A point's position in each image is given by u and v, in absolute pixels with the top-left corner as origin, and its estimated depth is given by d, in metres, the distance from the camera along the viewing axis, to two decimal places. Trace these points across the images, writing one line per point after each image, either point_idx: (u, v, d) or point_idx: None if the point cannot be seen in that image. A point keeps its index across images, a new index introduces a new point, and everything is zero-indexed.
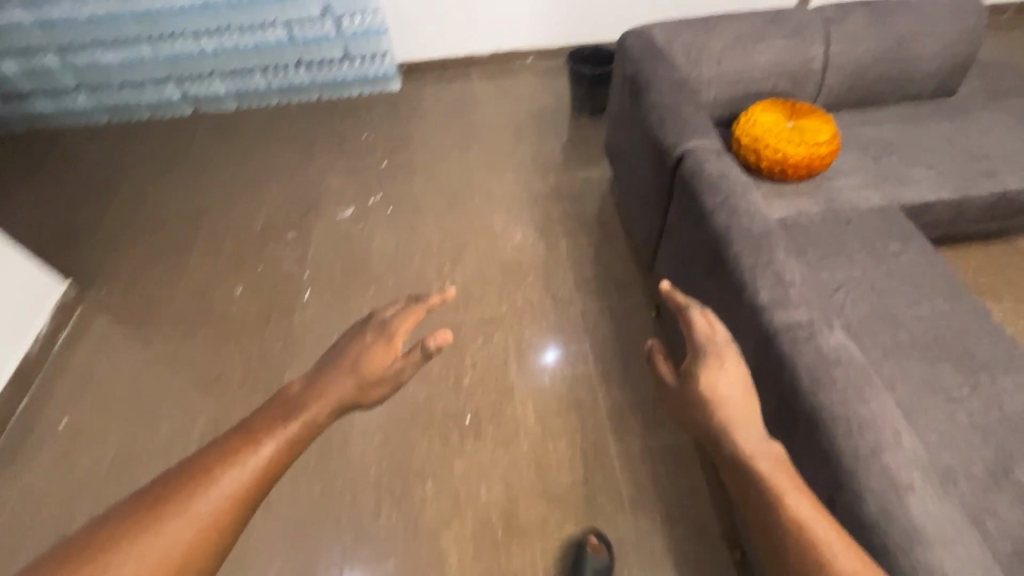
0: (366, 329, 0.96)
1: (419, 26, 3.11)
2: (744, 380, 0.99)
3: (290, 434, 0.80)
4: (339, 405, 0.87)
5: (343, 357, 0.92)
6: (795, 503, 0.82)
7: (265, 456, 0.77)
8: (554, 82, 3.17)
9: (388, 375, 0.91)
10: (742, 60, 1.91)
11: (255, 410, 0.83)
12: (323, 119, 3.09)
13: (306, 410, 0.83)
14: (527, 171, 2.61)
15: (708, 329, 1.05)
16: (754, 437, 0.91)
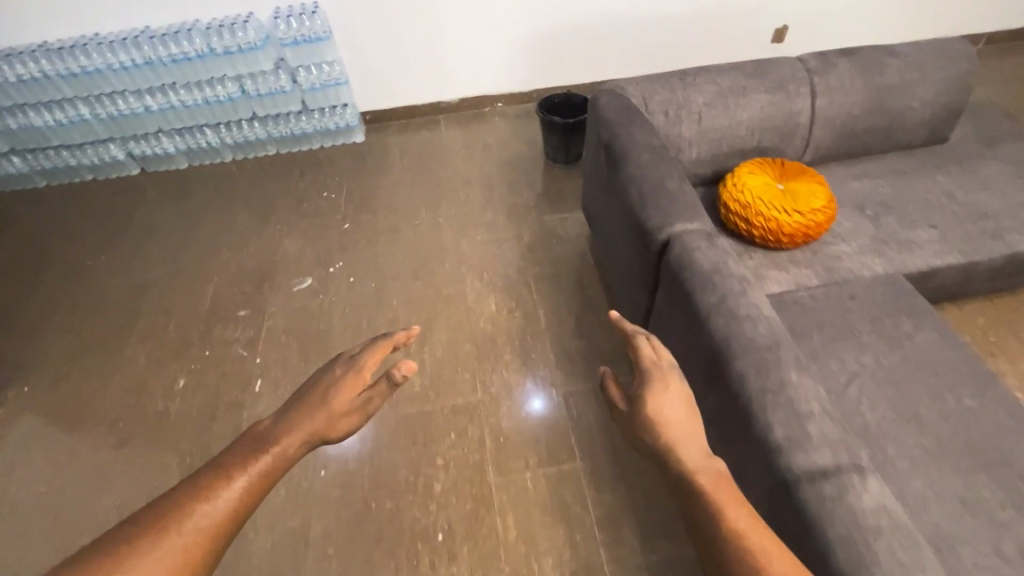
0: (336, 365, 1.06)
1: (381, 74, 2.95)
2: (687, 401, 1.03)
3: (266, 464, 0.90)
4: (309, 437, 0.96)
5: (313, 392, 1.02)
6: (737, 519, 0.86)
7: (247, 479, 0.88)
8: (527, 128, 3.02)
9: (354, 407, 1.00)
10: (724, 117, 1.77)
11: (232, 444, 0.94)
12: (280, 176, 2.88)
13: (280, 441, 0.93)
14: (500, 229, 2.43)
15: (652, 354, 1.09)
16: (697, 456, 0.95)
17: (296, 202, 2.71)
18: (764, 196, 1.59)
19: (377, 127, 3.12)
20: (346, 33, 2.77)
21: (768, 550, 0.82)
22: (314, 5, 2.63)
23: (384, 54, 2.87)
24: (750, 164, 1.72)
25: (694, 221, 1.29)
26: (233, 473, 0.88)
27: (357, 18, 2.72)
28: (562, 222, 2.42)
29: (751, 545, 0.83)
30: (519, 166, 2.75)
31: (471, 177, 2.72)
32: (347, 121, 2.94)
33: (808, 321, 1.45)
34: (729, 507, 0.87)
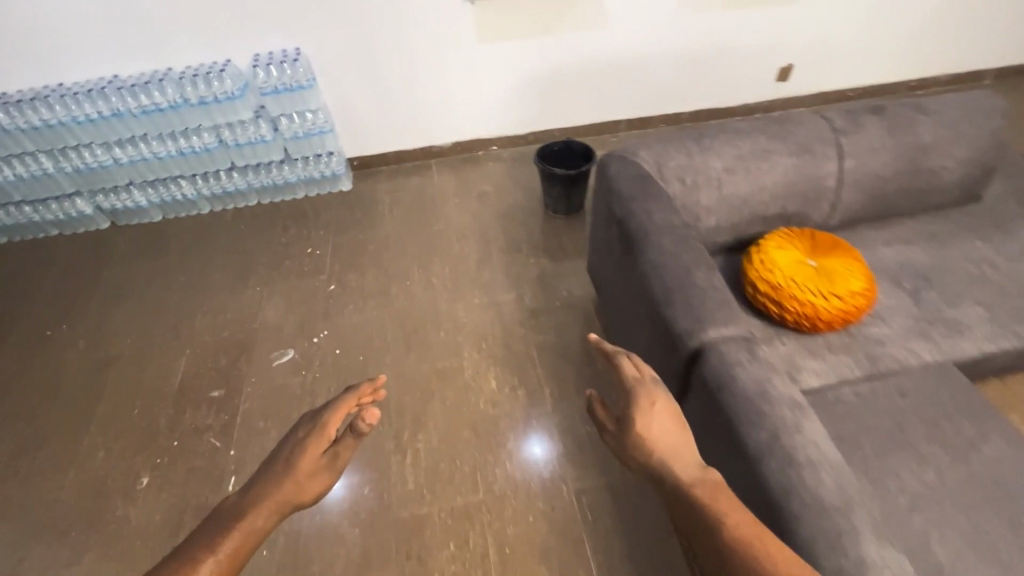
0: (302, 428, 1.11)
1: (369, 119, 2.78)
2: (675, 415, 1.05)
3: (249, 520, 0.95)
4: (280, 505, 0.99)
5: (280, 459, 1.06)
6: (735, 522, 0.89)
7: (229, 538, 0.92)
8: (524, 173, 2.86)
9: (322, 467, 1.05)
10: (745, 183, 1.61)
11: (201, 522, 0.96)
12: (261, 229, 2.69)
13: (257, 501, 0.98)
14: (498, 290, 2.25)
15: (635, 371, 1.11)
16: (691, 469, 0.98)
17: (278, 259, 2.53)
18: (797, 275, 1.43)
19: (366, 173, 2.94)
20: (331, 77, 2.61)
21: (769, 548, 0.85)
22: (296, 50, 2.48)
23: (372, 98, 2.72)
24: (774, 235, 1.56)
25: (724, 327, 1.13)
26: (215, 534, 0.92)
27: (343, 62, 2.57)
28: (565, 281, 2.25)
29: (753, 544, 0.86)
30: (517, 216, 2.58)
31: (466, 230, 2.55)
32: (333, 169, 2.76)
33: (852, 426, 1.28)
34: (728, 512, 0.90)
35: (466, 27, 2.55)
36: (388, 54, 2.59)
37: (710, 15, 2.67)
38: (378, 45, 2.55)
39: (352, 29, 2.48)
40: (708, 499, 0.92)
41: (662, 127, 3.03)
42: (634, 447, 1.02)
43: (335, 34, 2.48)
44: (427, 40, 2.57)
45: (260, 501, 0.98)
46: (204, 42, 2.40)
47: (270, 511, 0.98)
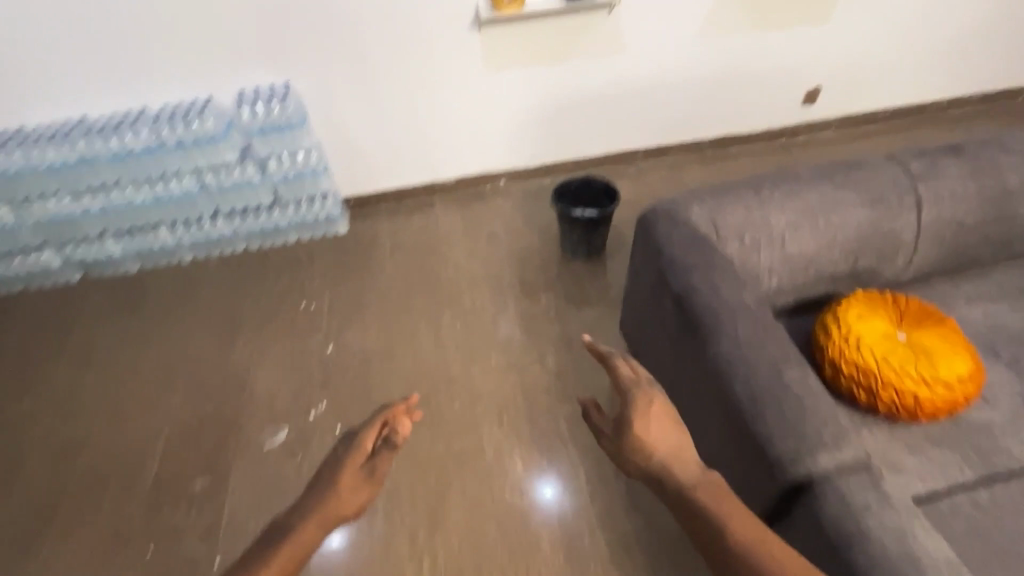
0: (343, 447, 1.28)
1: (366, 155, 2.55)
2: (670, 415, 1.15)
3: (302, 530, 1.10)
4: (327, 517, 1.14)
5: (325, 477, 1.23)
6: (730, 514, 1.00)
7: (287, 545, 1.07)
8: (534, 210, 2.64)
9: (361, 479, 1.21)
10: (812, 241, 1.39)
11: (263, 536, 1.12)
12: (248, 280, 2.44)
13: (309, 513, 1.14)
14: (517, 349, 2.01)
15: (632, 376, 1.20)
16: (692, 469, 1.07)
17: (269, 316, 2.28)
18: (887, 354, 1.20)
19: (363, 213, 2.70)
20: (324, 113, 2.38)
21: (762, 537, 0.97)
22: (285, 86, 2.25)
23: (369, 133, 2.49)
24: (852, 297, 1.33)
25: (834, 458, 0.97)
26: (274, 543, 1.08)
27: (337, 96, 2.34)
28: (591, 338, 2.02)
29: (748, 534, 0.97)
30: (531, 260, 2.35)
31: (476, 277, 2.31)
32: (327, 212, 2.52)
33: (968, 552, 1.07)
34: (726, 508, 1.01)
35: (471, 57, 2.33)
36: (386, 86, 2.36)
37: (734, 37, 2.47)
38: (376, 77, 2.33)
39: (346, 61, 2.26)
40: (707, 497, 1.03)
41: (681, 155, 2.82)
42: (635, 452, 1.12)
43: (328, 67, 2.26)
44: (429, 71, 2.35)
45: (311, 513, 1.14)
46: (182, 79, 2.16)
47: (320, 521, 1.13)
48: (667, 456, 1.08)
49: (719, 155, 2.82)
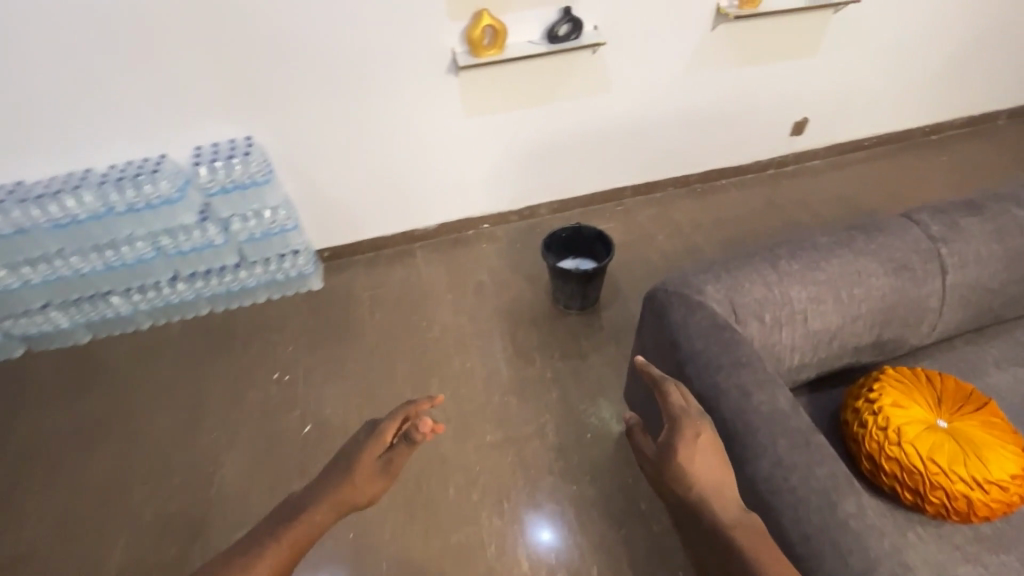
0: (366, 435, 1.25)
1: (339, 204, 2.37)
2: (719, 448, 0.99)
3: (311, 513, 1.12)
4: (336, 506, 1.15)
5: (343, 464, 1.21)
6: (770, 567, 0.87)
7: (295, 527, 1.10)
8: (522, 257, 2.49)
9: (375, 471, 1.19)
10: (837, 315, 1.28)
11: (271, 518, 1.13)
12: (215, 348, 2.23)
13: (320, 495, 1.16)
14: (515, 420, 1.86)
15: (682, 402, 1.03)
16: (732, 507, 0.93)
17: (240, 391, 2.08)
18: (934, 445, 1.09)
19: (338, 265, 2.53)
20: (292, 164, 2.20)
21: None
22: (248, 139, 2.07)
23: (342, 182, 2.32)
24: (883, 379, 1.23)
25: None
26: (285, 526, 1.10)
27: (305, 147, 2.17)
28: (593, 403, 1.89)
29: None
30: (523, 315, 2.20)
31: (464, 337, 2.15)
32: (300, 269, 2.34)
33: None
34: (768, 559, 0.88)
35: (449, 102, 2.18)
36: (359, 135, 2.20)
37: (722, 72, 2.38)
38: (347, 126, 2.16)
39: (315, 111, 2.09)
40: (751, 544, 0.89)
41: (670, 190, 2.72)
42: (675, 481, 0.95)
43: (295, 117, 2.08)
44: (405, 117, 2.19)
45: (322, 498, 1.15)
46: (130, 137, 1.95)
47: (329, 506, 1.14)
48: (708, 490, 0.94)
49: (709, 189, 2.73)
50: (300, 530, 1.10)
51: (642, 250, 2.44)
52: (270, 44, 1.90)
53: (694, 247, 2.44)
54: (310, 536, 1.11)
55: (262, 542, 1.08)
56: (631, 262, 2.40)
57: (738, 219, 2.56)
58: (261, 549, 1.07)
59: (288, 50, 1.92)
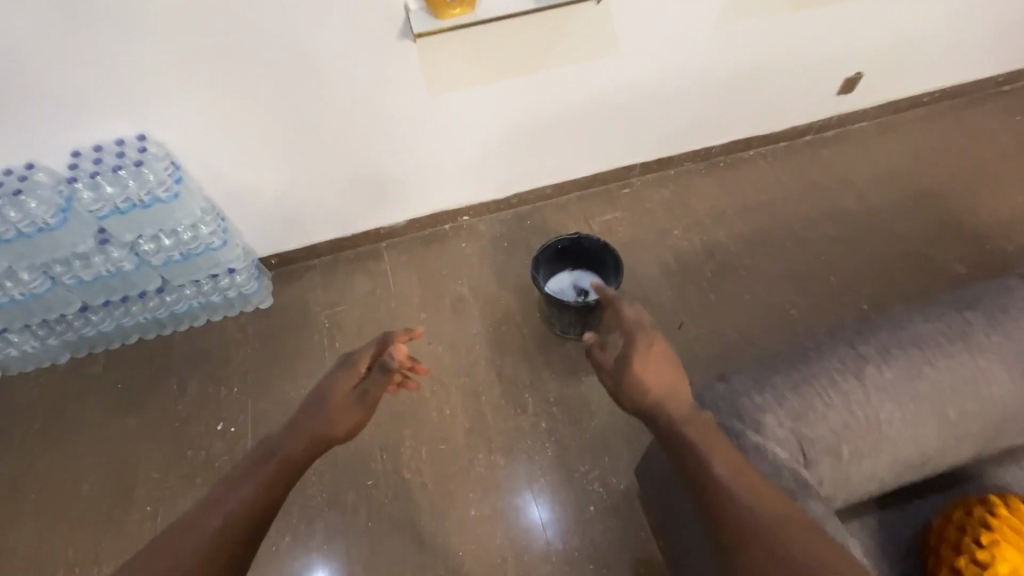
0: (340, 370, 1.20)
1: (285, 206, 1.92)
2: (674, 359, 0.99)
3: (290, 443, 1.05)
4: (315, 439, 1.07)
5: (318, 397, 1.15)
6: (727, 468, 0.81)
7: (277, 457, 1.01)
8: (509, 261, 2.08)
9: (351, 404, 1.15)
10: (939, 439, 0.92)
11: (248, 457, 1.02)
12: (147, 390, 1.87)
13: (296, 425, 1.09)
14: (503, 488, 1.58)
15: (636, 315, 1.07)
16: (686, 406, 0.91)
17: (181, 447, 1.76)
18: None
19: (289, 275, 2.11)
20: (216, 164, 1.72)
21: (767, 503, 0.78)
22: (141, 138, 1.57)
23: (285, 181, 1.85)
24: (997, 531, 0.90)
25: None
26: (264, 455, 1.02)
27: (229, 142, 1.68)
28: (594, 464, 1.59)
29: (749, 493, 0.78)
30: (511, 341, 1.84)
31: (441, 372, 1.80)
32: (240, 289, 1.95)
33: None
34: (726, 462, 0.82)
35: (412, 77, 1.67)
36: (299, 123, 1.71)
37: (761, 21, 1.83)
38: (282, 114, 1.67)
39: (228, 97, 1.57)
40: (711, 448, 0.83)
41: (686, 166, 2.24)
42: (630, 385, 0.95)
43: (209, 107, 1.58)
44: (355, 98, 1.69)
45: (300, 427, 1.08)
46: None
47: (306, 434, 1.07)
48: (663, 395, 0.93)
49: (734, 163, 2.25)
50: (281, 461, 1.01)
51: (653, 251, 2.03)
52: (154, 13, 1.36)
53: (717, 245, 2.02)
54: (293, 469, 1.02)
55: (246, 473, 0.99)
56: (640, 267, 1.99)
57: (768, 204, 2.11)
58: (243, 481, 0.97)
59: (182, 19, 1.39)
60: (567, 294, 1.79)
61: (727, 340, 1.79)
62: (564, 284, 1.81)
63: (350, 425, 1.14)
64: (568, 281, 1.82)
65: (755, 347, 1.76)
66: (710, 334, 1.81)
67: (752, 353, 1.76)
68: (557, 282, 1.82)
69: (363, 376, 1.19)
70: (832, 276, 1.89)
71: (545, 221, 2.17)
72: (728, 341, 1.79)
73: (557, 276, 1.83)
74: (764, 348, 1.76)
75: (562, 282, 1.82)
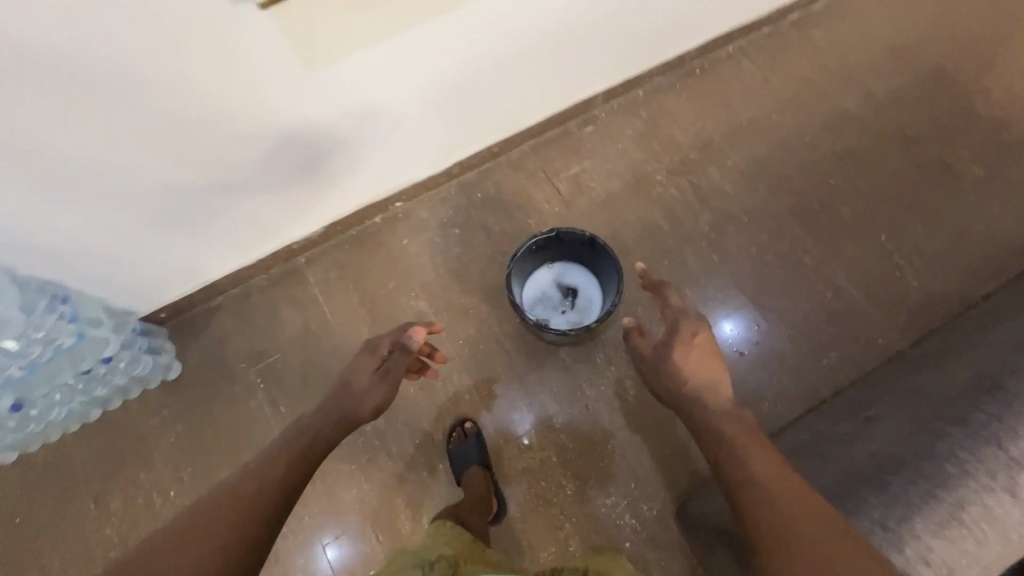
0: (364, 353, 1.18)
1: (206, 212, 1.36)
2: (717, 354, 1.05)
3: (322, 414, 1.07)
4: (341, 420, 1.07)
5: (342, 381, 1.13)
6: (763, 469, 0.84)
7: (305, 435, 1.02)
8: (467, 255, 1.66)
9: (374, 384, 1.13)
10: None
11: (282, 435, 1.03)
12: (57, 517, 1.49)
13: (323, 406, 1.09)
14: (523, 540, 1.38)
15: (680, 303, 1.11)
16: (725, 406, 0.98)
17: None
18: None
19: (191, 328, 1.63)
20: (112, 166, 1.12)
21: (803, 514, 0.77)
22: None
23: (180, 213, 1.32)
24: None
25: None
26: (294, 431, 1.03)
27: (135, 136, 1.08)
28: (618, 490, 1.40)
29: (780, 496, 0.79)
30: (494, 363, 1.53)
31: (422, 419, 1.50)
32: (128, 373, 1.52)
33: None
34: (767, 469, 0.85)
35: (420, 30, 1.15)
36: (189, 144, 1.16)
37: None
38: (196, 115, 1.10)
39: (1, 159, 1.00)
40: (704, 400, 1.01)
41: (658, 82, 1.78)
42: (671, 374, 1.04)
43: (108, 85, 0.97)
44: (340, 68, 1.15)
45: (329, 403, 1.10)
46: None
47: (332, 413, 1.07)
48: (701, 384, 1.02)
49: (715, 66, 1.79)
50: (307, 439, 1.01)
51: (637, 210, 1.67)
52: None
53: (710, 187, 1.67)
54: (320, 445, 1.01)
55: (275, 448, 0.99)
56: (625, 235, 1.65)
57: (762, 119, 1.73)
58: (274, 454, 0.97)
59: None
60: (553, 305, 1.46)
61: (739, 312, 1.54)
62: (545, 291, 1.47)
63: (376, 405, 1.13)
64: (548, 285, 1.47)
65: (772, 312, 1.53)
66: (720, 304, 1.55)
67: (769, 321, 1.53)
68: (537, 292, 1.47)
69: (384, 355, 1.15)
70: (844, 208, 1.63)
71: (499, 189, 1.72)
72: (740, 312, 1.54)
73: (533, 284, 1.47)
74: (781, 312, 1.53)
75: (542, 290, 1.47)
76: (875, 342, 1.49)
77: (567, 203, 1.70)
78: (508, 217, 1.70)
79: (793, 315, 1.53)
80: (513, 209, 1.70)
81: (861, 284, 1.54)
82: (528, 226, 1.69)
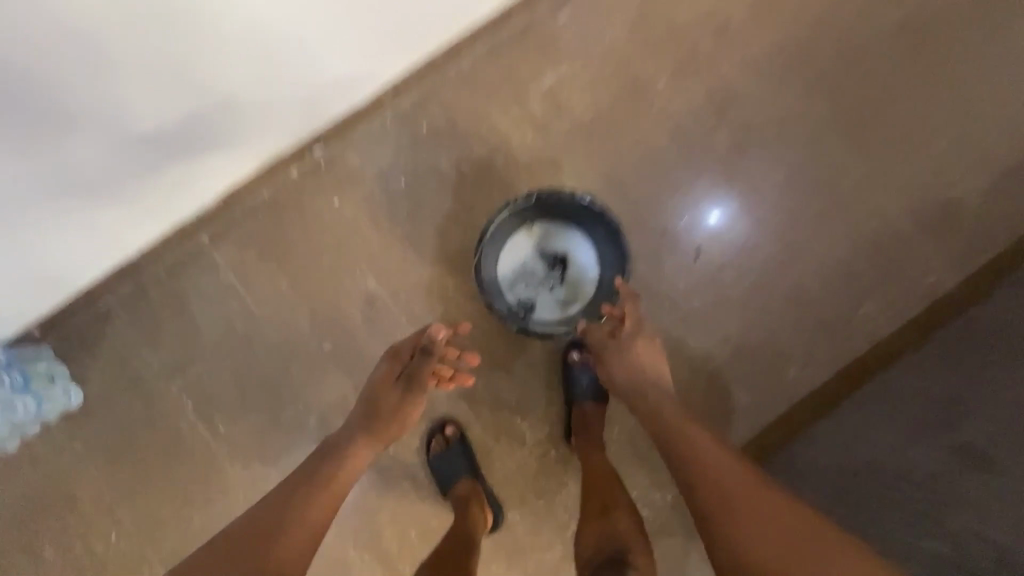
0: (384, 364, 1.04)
1: (60, 83, 0.78)
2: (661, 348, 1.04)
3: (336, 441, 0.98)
4: (366, 451, 0.97)
5: (367, 403, 1.01)
6: (732, 478, 0.79)
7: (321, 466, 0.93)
8: (421, 214, 1.29)
9: (401, 401, 1.01)
10: None
11: (304, 468, 0.93)
12: None
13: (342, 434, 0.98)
14: (525, 547, 1.22)
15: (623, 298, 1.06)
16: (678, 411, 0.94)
17: None
18: None
19: (84, 342, 1.28)
20: None
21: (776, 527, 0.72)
22: None
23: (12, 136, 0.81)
24: None
25: None
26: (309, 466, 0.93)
27: None
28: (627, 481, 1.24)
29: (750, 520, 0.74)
30: (472, 351, 1.24)
31: None
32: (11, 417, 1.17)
33: None
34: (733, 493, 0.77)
35: None
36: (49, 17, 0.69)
37: None
38: None
39: None
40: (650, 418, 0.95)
41: None
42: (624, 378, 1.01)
43: None
44: None
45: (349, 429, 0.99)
46: None
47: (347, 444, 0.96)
48: (652, 381, 0.99)
49: None
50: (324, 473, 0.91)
51: (635, 131, 1.28)
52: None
53: (729, 92, 1.28)
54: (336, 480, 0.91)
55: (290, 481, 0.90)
56: (622, 169, 1.28)
57: None
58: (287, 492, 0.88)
59: None
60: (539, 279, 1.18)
61: (763, 259, 1.26)
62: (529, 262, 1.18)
63: (394, 424, 1.00)
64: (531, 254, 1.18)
65: (802, 255, 1.26)
66: (740, 252, 1.27)
67: (799, 268, 1.26)
68: (516, 265, 1.17)
69: (405, 363, 1.03)
70: (894, 109, 1.28)
71: (452, 118, 1.29)
72: (765, 259, 1.26)
73: (511, 253, 1.17)
74: (813, 254, 1.26)
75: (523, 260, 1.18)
76: (921, 282, 1.24)
77: (544, 130, 1.29)
78: (467, 156, 1.28)
79: (828, 256, 1.26)
80: (473, 145, 1.29)
81: (909, 211, 1.26)
82: (496, 167, 1.29)
